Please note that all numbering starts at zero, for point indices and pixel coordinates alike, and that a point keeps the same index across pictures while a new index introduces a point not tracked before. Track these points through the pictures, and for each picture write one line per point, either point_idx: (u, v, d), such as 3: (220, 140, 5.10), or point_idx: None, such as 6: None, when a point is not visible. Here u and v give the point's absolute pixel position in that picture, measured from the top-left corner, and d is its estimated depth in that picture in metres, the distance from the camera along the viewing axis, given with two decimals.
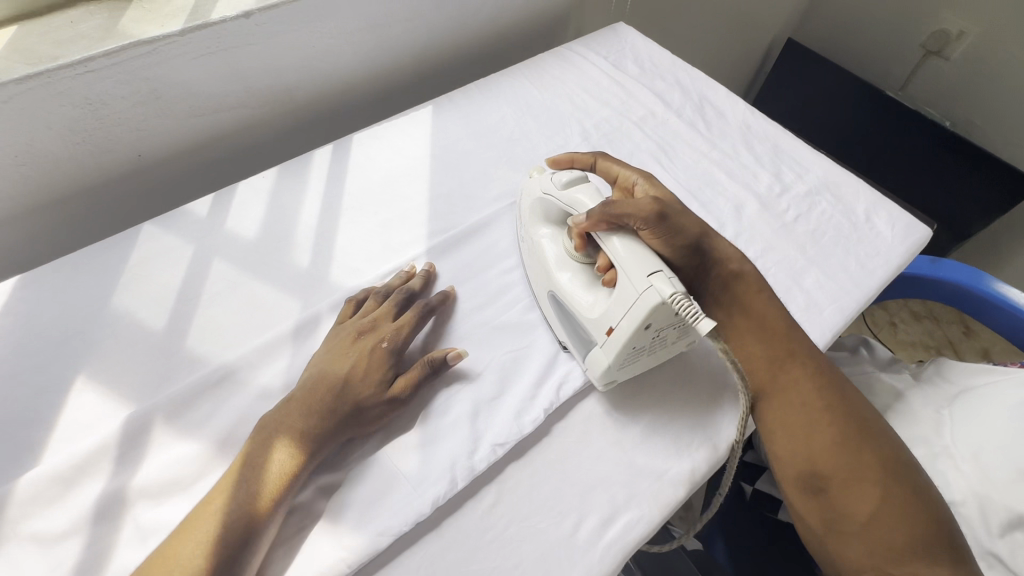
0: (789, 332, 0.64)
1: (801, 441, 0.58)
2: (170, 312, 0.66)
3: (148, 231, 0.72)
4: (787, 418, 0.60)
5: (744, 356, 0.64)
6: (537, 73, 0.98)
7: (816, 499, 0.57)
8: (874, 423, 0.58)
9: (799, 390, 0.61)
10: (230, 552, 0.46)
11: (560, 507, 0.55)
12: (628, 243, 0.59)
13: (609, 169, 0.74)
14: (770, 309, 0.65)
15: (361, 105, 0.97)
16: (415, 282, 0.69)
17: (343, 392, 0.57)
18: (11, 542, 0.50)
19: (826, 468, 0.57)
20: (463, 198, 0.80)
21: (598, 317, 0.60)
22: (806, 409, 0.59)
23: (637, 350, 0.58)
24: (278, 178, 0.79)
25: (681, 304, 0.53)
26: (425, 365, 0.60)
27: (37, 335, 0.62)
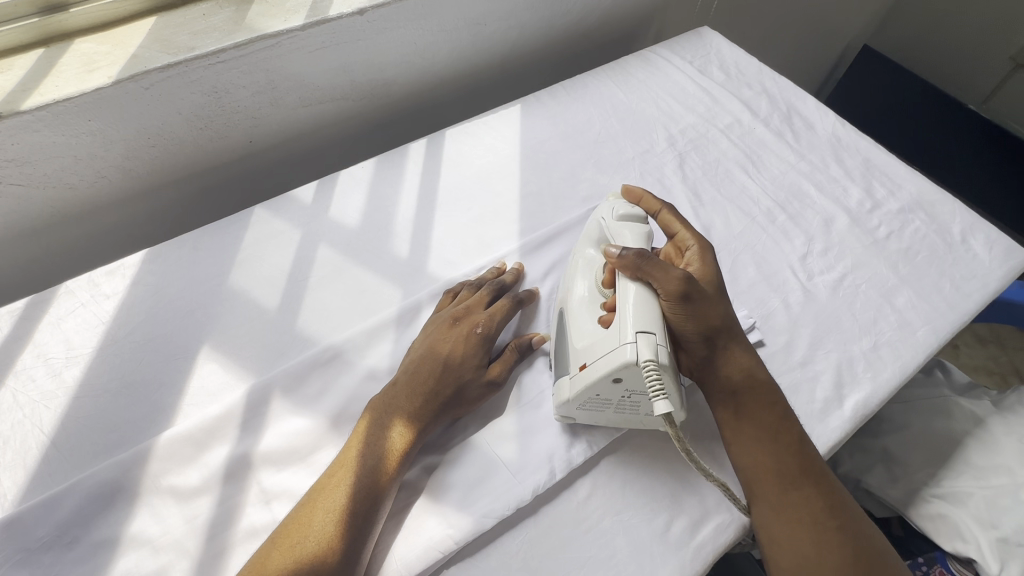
0: (801, 446, 0.55)
1: (807, 560, 0.50)
2: (282, 291, 0.70)
3: (260, 214, 0.76)
4: (792, 535, 0.51)
5: (748, 464, 0.55)
6: (623, 76, 0.99)
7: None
8: (881, 551, 0.51)
9: (808, 508, 0.52)
10: (358, 519, 0.50)
11: (652, 505, 0.57)
12: (639, 303, 0.54)
13: (670, 224, 0.66)
14: (776, 420, 0.56)
15: (450, 101, 1.00)
16: (507, 277, 0.70)
17: (445, 375, 0.59)
18: (153, 493, 0.55)
19: None
20: (553, 197, 0.82)
21: (577, 349, 0.57)
22: (815, 527, 0.51)
23: (601, 399, 0.55)
24: (377, 169, 0.82)
25: (648, 372, 0.50)
26: (514, 350, 0.63)
27: (166, 305, 0.68)
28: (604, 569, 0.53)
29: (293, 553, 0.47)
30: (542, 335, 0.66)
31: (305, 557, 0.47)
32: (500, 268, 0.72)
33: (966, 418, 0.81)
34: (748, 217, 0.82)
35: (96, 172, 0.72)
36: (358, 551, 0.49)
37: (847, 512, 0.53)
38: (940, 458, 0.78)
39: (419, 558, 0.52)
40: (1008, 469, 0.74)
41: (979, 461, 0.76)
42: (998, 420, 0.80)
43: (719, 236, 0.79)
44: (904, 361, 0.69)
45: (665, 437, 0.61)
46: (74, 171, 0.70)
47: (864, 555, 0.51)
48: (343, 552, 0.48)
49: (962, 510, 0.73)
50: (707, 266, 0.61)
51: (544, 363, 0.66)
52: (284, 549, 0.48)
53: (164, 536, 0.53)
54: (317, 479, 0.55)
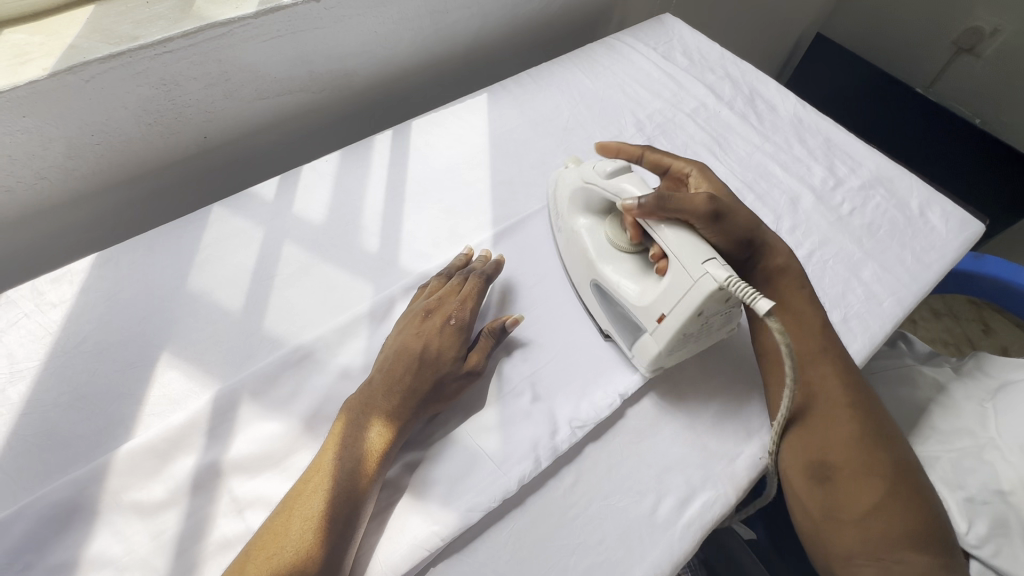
0: (825, 333, 0.63)
1: (817, 433, 0.57)
2: (246, 291, 0.67)
3: (218, 213, 0.73)
4: (807, 411, 0.58)
5: (770, 347, 0.63)
6: (589, 63, 0.99)
7: (821, 488, 0.55)
8: (888, 429, 0.57)
9: (826, 391, 0.59)
10: (341, 520, 0.48)
11: (639, 486, 0.57)
12: (681, 235, 0.55)
13: (659, 161, 0.70)
14: (806, 306, 0.64)
15: (413, 93, 0.98)
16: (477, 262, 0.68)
17: (421, 371, 0.57)
18: (114, 510, 0.51)
19: (837, 457, 0.55)
20: (524, 185, 0.81)
21: (647, 305, 0.58)
22: (829, 403, 0.58)
23: (687, 337, 0.57)
24: (341, 162, 0.79)
25: (738, 288, 0.50)
26: (489, 334, 0.62)
27: (121, 312, 0.64)
28: (593, 554, 0.53)
29: (269, 563, 0.45)
30: (516, 315, 0.64)
31: (284, 567, 0.45)
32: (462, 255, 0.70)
33: (930, 385, 0.84)
34: None
35: (35, 173, 0.67)
36: (343, 551, 0.47)
37: (867, 397, 0.58)
38: (907, 424, 0.81)
39: (405, 557, 0.50)
40: (970, 431, 0.75)
41: (944, 425, 0.79)
42: (959, 384, 0.83)
43: None
44: (873, 331, 0.70)
45: (649, 418, 0.61)
46: (9, 172, 0.65)
47: (875, 435, 0.56)
48: (326, 556, 0.46)
49: (930, 473, 0.75)
50: (708, 181, 0.67)
51: (524, 351, 0.65)
52: (259, 561, 0.45)
53: (128, 555, 0.50)
54: (294, 484, 0.52)
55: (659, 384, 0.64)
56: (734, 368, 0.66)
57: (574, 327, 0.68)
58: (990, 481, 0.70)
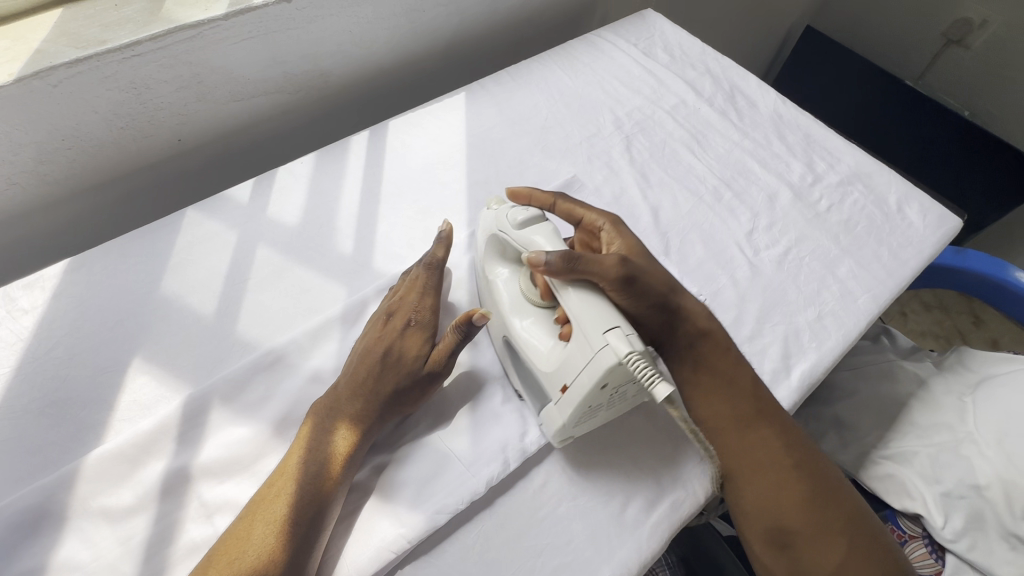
0: (756, 390, 0.59)
1: (772, 502, 0.54)
2: (219, 295, 0.67)
3: (193, 216, 0.73)
4: (757, 480, 0.55)
5: (704, 412, 0.59)
6: (568, 60, 0.98)
7: (785, 557, 0.53)
8: (831, 479, 0.56)
9: (770, 453, 0.56)
10: (305, 522, 0.48)
11: (608, 486, 0.57)
12: (587, 299, 0.52)
13: (572, 211, 0.65)
14: (733, 365, 0.60)
15: (392, 92, 0.97)
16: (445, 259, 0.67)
17: (382, 375, 0.57)
18: (83, 515, 0.52)
19: (793, 523, 0.53)
20: (501, 185, 0.81)
21: (551, 371, 0.54)
22: (773, 467, 0.55)
23: (593, 408, 0.53)
24: (317, 164, 0.79)
25: (636, 365, 0.47)
26: (454, 331, 0.59)
27: (93, 318, 0.64)
28: (561, 555, 0.53)
29: (231, 567, 0.45)
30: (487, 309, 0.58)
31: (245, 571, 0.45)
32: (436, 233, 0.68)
33: (909, 380, 0.84)
34: (694, 196, 0.82)
35: (6, 178, 0.67)
36: (308, 553, 0.48)
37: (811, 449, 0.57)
38: (886, 419, 0.81)
39: (372, 559, 0.51)
40: (948, 426, 0.76)
41: (923, 420, 0.79)
42: (938, 379, 0.83)
43: (667, 217, 0.80)
44: (847, 328, 0.71)
45: (619, 418, 0.62)
46: None
47: (822, 488, 0.55)
48: (288, 560, 0.46)
49: (908, 468, 0.75)
50: (620, 237, 0.62)
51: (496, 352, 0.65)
52: (222, 565, 0.46)
53: (97, 560, 0.50)
54: (259, 488, 0.52)
55: None
56: (655, 432, 0.61)
57: None
58: (966, 476, 0.70)
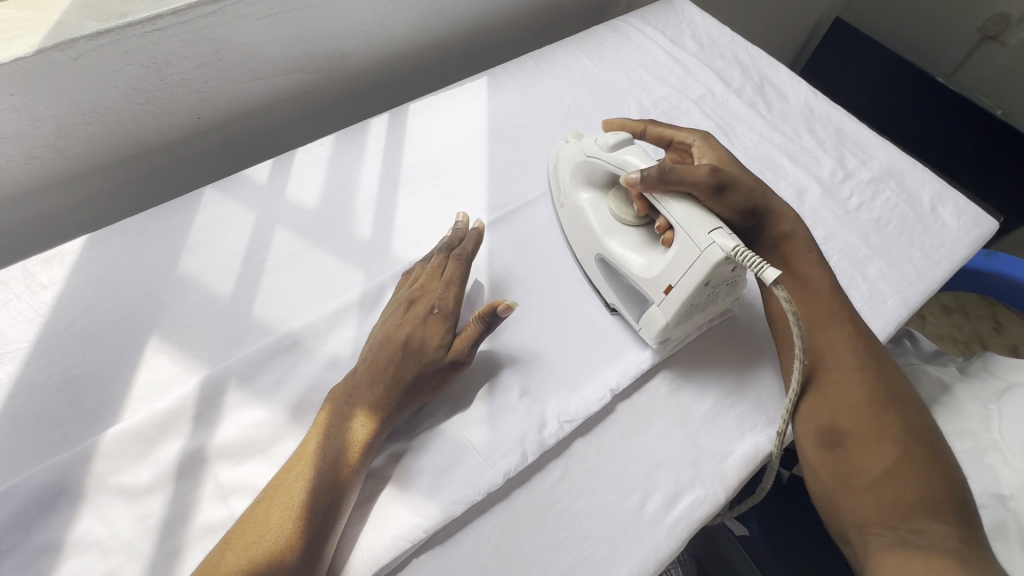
0: (834, 296, 0.63)
1: (829, 399, 0.57)
2: (236, 276, 0.66)
3: (211, 196, 0.72)
4: (832, 386, 0.58)
5: (776, 310, 0.65)
6: (593, 47, 0.96)
7: (832, 454, 0.56)
8: (903, 394, 0.58)
9: (836, 358, 0.59)
10: (324, 508, 0.48)
11: (627, 483, 0.56)
12: (687, 207, 0.57)
13: (661, 133, 0.72)
14: (812, 265, 0.65)
15: (412, 74, 0.95)
16: (466, 244, 0.65)
17: (403, 363, 0.57)
18: (100, 492, 0.52)
19: (848, 424, 0.56)
20: (522, 172, 0.79)
21: (654, 276, 0.59)
22: (837, 366, 0.59)
23: (694, 307, 0.59)
24: (336, 146, 0.78)
25: (744, 256, 0.52)
26: (477, 322, 0.59)
27: (111, 295, 0.63)
28: (578, 550, 0.52)
29: (247, 553, 0.45)
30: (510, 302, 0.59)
31: (261, 557, 0.45)
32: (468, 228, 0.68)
33: (934, 385, 0.82)
34: None
35: (25, 152, 0.66)
36: (326, 538, 0.47)
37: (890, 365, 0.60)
38: None
39: (387, 548, 0.50)
40: (972, 433, 0.73)
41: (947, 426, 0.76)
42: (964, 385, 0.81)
43: None
44: (875, 330, 0.69)
45: (640, 414, 0.60)
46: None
47: (890, 399, 0.57)
48: (306, 544, 0.46)
49: None
50: (715, 152, 0.69)
51: (515, 342, 0.64)
52: (238, 549, 0.45)
53: (113, 538, 0.50)
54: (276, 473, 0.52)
55: (652, 379, 0.63)
56: (742, 342, 0.67)
57: (566, 318, 0.66)
58: (990, 485, 0.69)
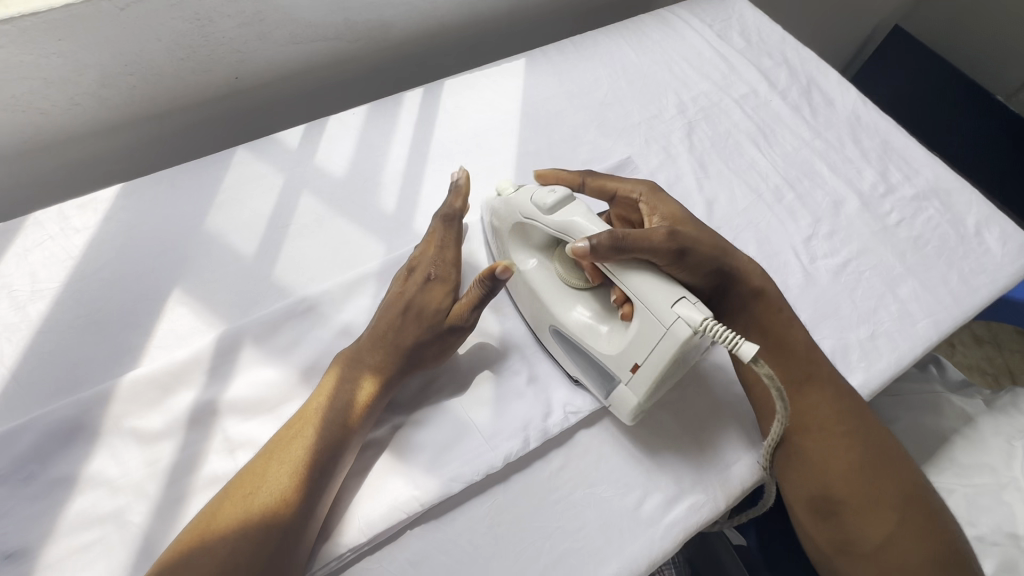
0: (811, 354, 0.59)
1: (816, 467, 0.54)
2: (260, 237, 0.67)
3: (243, 156, 0.73)
4: (798, 442, 0.56)
5: (750, 376, 0.60)
6: (637, 36, 0.93)
7: (830, 524, 0.53)
8: (889, 446, 0.55)
9: (816, 415, 0.56)
10: (323, 463, 0.49)
11: (626, 479, 0.56)
12: (646, 280, 0.50)
13: (604, 185, 0.64)
14: (787, 327, 0.61)
15: (450, 50, 0.94)
16: (457, 202, 0.64)
17: (400, 334, 0.57)
18: (114, 433, 0.53)
19: (839, 492, 0.53)
20: (551, 158, 0.78)
21: (614, 355, 0.53)
22: (821, 431, 0.55)
23: (664, 383, 0.52)
24: (369, 117, 0.78)
25: (717, 331, 0.46)
26: (477, 287, 0.56)
27: (138, 246, 0.65)
28: (570, 540, 0.52)
29: (245, 503, 0.46)
30: (509, 264, 0.55)
31: (258, 508, 0.46)
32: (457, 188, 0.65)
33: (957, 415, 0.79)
34: (753, 193, 0.78)
35: (69, 99, 0.68)
36: (324, 492, 0.49)
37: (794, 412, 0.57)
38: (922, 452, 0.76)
39: (382, 516, 0.51)
40: (992, 468, 0.71)
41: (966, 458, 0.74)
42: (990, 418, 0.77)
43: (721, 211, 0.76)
44: (901, 352, 0.66)
45: (647, 413, 0.59)
46: (45, 95, 0.66)
47: (880, 457, 0.54)
48: (306, 495, 0.47)
49: None
50: (664, 207, 0.62)
51: (529, 328, 0.64)
52: (236, 498, 0.47)
53: (123, 478, 0.52)
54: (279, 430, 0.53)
55: None
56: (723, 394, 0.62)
57: None
58: (1005, 522, 0.66)
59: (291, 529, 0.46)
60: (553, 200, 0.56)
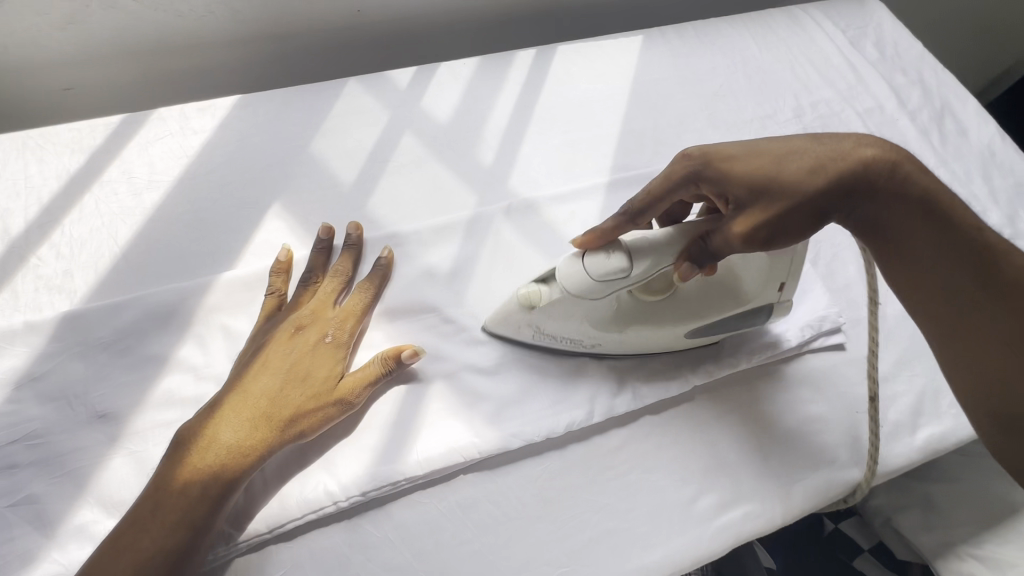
0: (957, 231, 0.44)
1: (979, 376, 0.43)
2: (359, 168, 0.68)
3: (353, 88, 0.74)
4: (954, 346, 0.44)
5: (896, 276, 0.47)
6: (762, 30, 0.89)
7: (1009, 435, 0.43)
8: None
9: (970, 308, 0.44)
10: (235, 462, 0.47)
11: (684, 473, 0.54)
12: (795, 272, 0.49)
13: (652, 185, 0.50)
14: (929, 204, 0.45)
15: (565, 16, 0.92)
16: (342, 261, 0.60)
17: (294, 362, 0.52)
18: (205, 325, 0.56)
19: (1017, 403, 0.42)
20: (655, 140, 0.76)
21: (747, 295, 0.55)
22: (979, 331, 0.43)
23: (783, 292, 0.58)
24: (479, 69, 0.78)
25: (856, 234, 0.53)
26: (377, 365, 0.53)
27: (247, 156, 0.68)
28: (618, 519, 0.52)
29: (187, 470, 0.46)
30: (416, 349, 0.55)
31: (189, 486, 0.46)
32: (360, 248, 0.62)
33: None
34: None
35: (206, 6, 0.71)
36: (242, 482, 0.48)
37: (980, 316, 0.43)
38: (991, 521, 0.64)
39: (440, 455, 0.52)
40: None
41: None
42: None
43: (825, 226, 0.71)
44: None
45: (715, 412, 0.58)
46: None
47: None
48: (197, 523, 0.45)
49: None
50: (739, 164, 0.46)
51: None
52: (172, 469, 0.47)
53: (208, 368, 0.55)
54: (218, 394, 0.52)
55: (737, 383, 0.60)
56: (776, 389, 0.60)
57: None
58: None
59: (213, 513, 0.46)
60: (620, 263, 0.48)
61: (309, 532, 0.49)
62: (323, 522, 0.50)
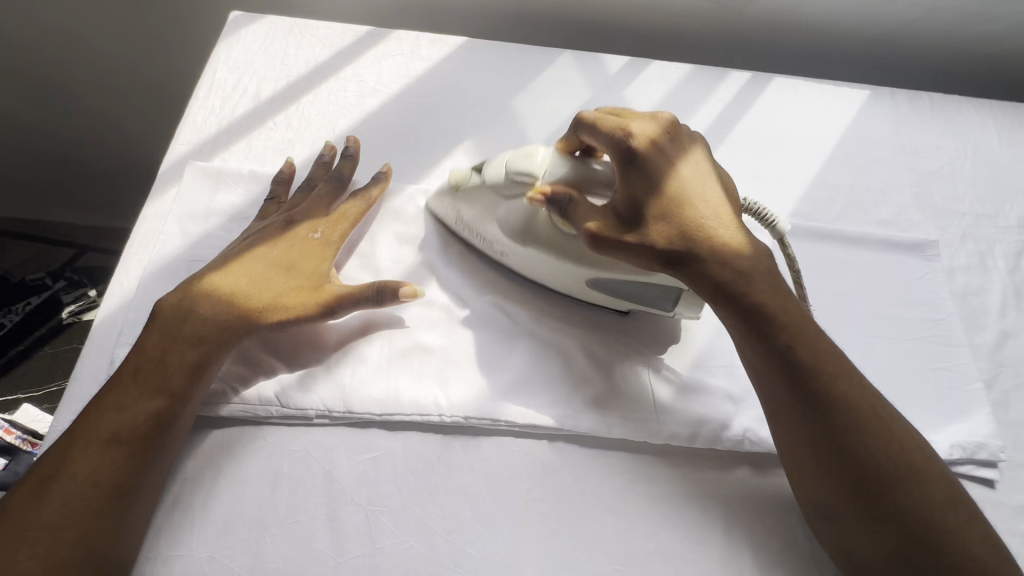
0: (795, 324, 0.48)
1: (810, 483, 0.47)
2: (549, 133, 0.72)
3: (565, 60, 0.78)
4: (793, 449, 0.48)
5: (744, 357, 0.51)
6: (1011, 122, 0.79)
7: (827, 526, 0.48)
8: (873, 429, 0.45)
9: (798, 423, 0.47)
10: (208, 349, 0.51)
11: (768, 532, 0.52)
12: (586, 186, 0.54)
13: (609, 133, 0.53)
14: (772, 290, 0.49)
15: (791, 49, 0.88)
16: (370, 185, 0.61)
17: (275, 268, 0.56)
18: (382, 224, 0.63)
19: (833, 503, 0.46)
20: (848, 199, 0.71)
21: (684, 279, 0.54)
22: (809, 444, 0.47)
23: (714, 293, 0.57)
24: (689, 77, 0.78)
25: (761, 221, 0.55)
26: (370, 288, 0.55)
27: (457, 91, 0.74)
28: (683, 543, 0.51)
29: (160, 350, 0.50)
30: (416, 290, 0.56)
31: (161, 362, 0.50)
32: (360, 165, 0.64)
33: None
34: None
35: None
36: (213, 365, 0.51)
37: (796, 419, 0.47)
38: None
39: (541, 414, 0.54)
40: None
41: None
42: None
43: (1015, 350, 0.63)
44: None
45: None
46: None
47: (866, 468, 0.45)
48: (171, 392, 0.49)
49: None
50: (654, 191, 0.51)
51: None
52: (145, 352, 0.50)
53: (372, 260, 0.61)
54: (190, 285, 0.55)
55: None
56: None
57: None
58: None
59: (185, 389, 0.50)
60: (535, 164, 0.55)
61: (410, 431, 0.54)
62: (425, 428, 0.54)
